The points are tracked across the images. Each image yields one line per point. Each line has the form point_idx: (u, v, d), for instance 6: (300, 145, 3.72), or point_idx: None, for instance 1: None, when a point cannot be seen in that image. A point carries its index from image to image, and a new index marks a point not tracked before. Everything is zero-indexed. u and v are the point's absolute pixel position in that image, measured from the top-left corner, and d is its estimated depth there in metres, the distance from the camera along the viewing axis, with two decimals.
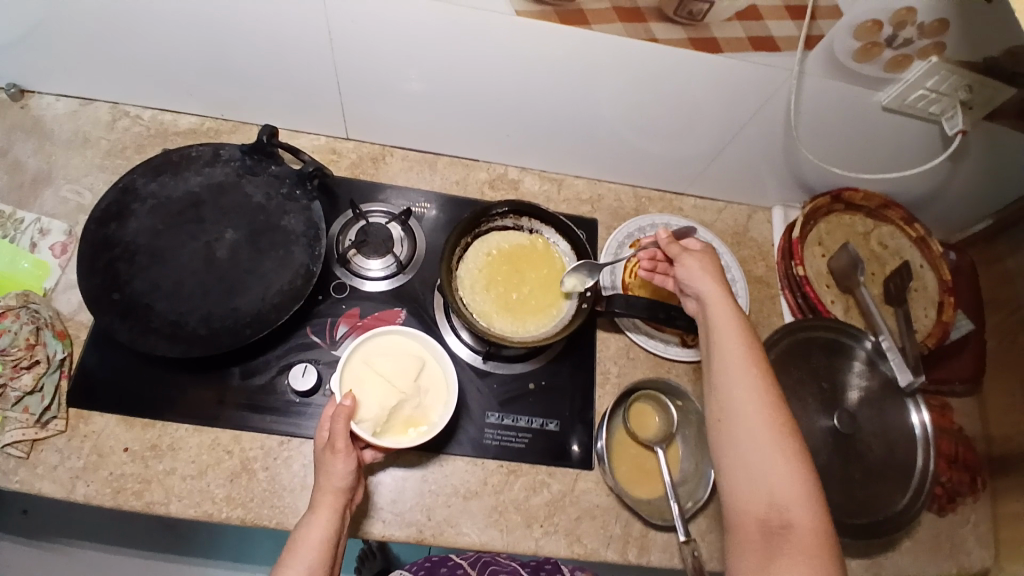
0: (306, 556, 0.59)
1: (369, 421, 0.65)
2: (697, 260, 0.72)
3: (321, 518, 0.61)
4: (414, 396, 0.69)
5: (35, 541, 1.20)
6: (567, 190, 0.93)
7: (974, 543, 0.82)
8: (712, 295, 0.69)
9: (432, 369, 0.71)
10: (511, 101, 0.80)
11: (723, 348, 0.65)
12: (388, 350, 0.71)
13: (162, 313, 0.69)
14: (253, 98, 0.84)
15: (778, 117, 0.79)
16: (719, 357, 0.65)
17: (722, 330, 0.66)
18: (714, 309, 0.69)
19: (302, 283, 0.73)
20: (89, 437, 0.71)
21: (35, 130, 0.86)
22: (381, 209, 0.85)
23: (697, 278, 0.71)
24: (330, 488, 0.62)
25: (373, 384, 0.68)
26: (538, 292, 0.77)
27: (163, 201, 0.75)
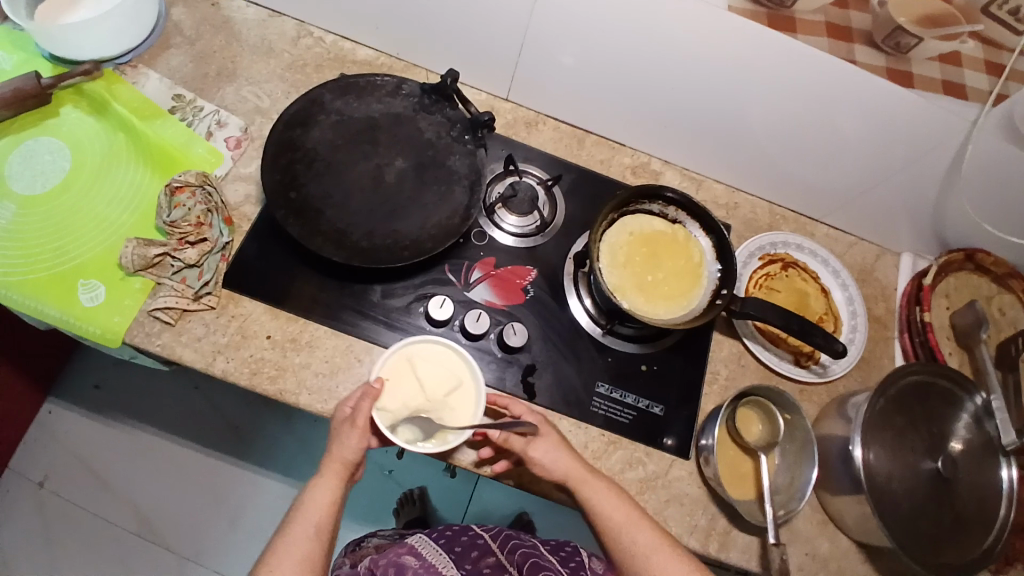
0: (314, 516, 0.64)
1: (388, 411, 0.68)
2: (541, 442, 0.69)
3: (327, 483, 0.66)
4: (436, 408, 0.69)
5: (106, 415, 1.29)
6: (705, 191, 0.94)
7: None
8: (572, 472, 0.68)
9: (467, 393, 0.71)
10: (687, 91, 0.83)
11: (609, 526, 0.66)
12: (438, 358, 0.72)
13: (331, 219, 0.74)
14: (436, 44, 0.88)
15: (932, 165, 0.83)
16: (613, 534, 0.65)
17: (602, 506, 0.67)
18: (580, 484, 0.68)
19: (458, 222, 0.76)
20: (237, 318, 0.76)
21: (225, 29, 0.92)
22: (536, 171, 0.89)
23: (551, 461, 0.69)
24: (339, 457, 0.66)
25: (409, 383, 0.70)
26: (672, 280, 0.80)
27: (345, 119, 0.79)
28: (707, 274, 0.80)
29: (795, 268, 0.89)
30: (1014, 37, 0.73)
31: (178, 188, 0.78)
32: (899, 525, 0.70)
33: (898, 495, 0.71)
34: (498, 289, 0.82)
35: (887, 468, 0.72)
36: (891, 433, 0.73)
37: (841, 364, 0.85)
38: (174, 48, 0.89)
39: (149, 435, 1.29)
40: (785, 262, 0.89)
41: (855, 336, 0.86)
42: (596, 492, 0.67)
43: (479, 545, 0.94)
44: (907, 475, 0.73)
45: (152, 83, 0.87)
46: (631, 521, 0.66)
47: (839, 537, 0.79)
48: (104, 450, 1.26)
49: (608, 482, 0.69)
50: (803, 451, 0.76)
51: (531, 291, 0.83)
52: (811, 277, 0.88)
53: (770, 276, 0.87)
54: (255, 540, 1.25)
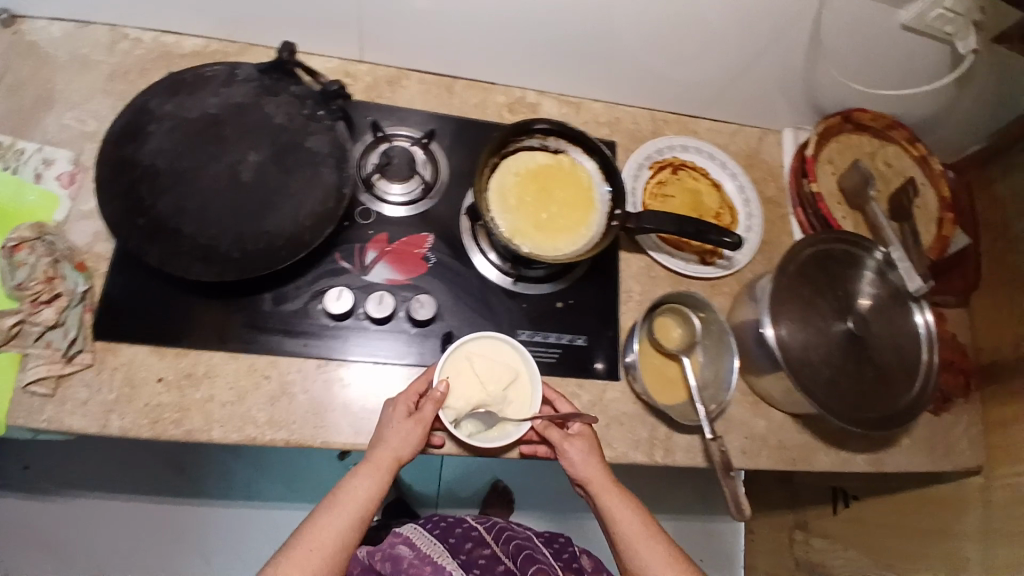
0: (353, 507, 0.63)
1: (453, 410, 0.70)
2: (577, 445, 0.71)
3: (371, 477, 0.64)
4: (497, 402, 0.72)
5: (34, 496, 1.19)
6: (586, 113, 0.92)
7: (966, 442, 0.94)
8: (599, 479, 0.69)
9: (522, 384, 0.73)
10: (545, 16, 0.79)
11: (624, 534, 0.68)
12: (494, 352, 0.74)
13: (191, 235, 0.68)
14: (265, 18, 0.81)
15: (802, 36, 0.80)
16: (625, 543, 0.67)
17: (620, 517, 0.68)
18: (601, 492, 0.69)
19: (333, 205, 0.71)
20: (120, 369, 0.70)
21: (24, 50, 0.81)
22: (406, 131, 0.85)
23: (579, 468, 0.70)
24: (393, 453, 0.65)
25: (467, 380, 0.71)
26: (568, 211, 0.78)
27: (181, 122, 0.72)
28: (598, 196, 0.79)
29: (684, 169, 0.89)
30: None
31: (14, 245, 0.70)
32: (826, 393, 0.74)
33: (817, 365, 0.74)
34: (397, 265, 0.78)
35: (800, 337, 0.74)
36: (802, 309, 0.75)
37: (744, 252, 0.87)
38: None
39: (91, 501, 1.22)
40: (674, 165, 0.89)
41: (752, 223, 0.88)
42: (616, 504, 0.68)
43: (473, 537, 0.95)
44: (825, 344, 0.76)
45: None
46: (643, 534, 0.68)
47: (774, 413, 0.83)
48: (47, 533, 1.19)
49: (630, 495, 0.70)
50: (724, 343, 0.79)
51: (431, 259, 0.80)
52: (701, 173, 0.90)
53: (662, 184, 0.88)
54: (239, 567, 1.26)
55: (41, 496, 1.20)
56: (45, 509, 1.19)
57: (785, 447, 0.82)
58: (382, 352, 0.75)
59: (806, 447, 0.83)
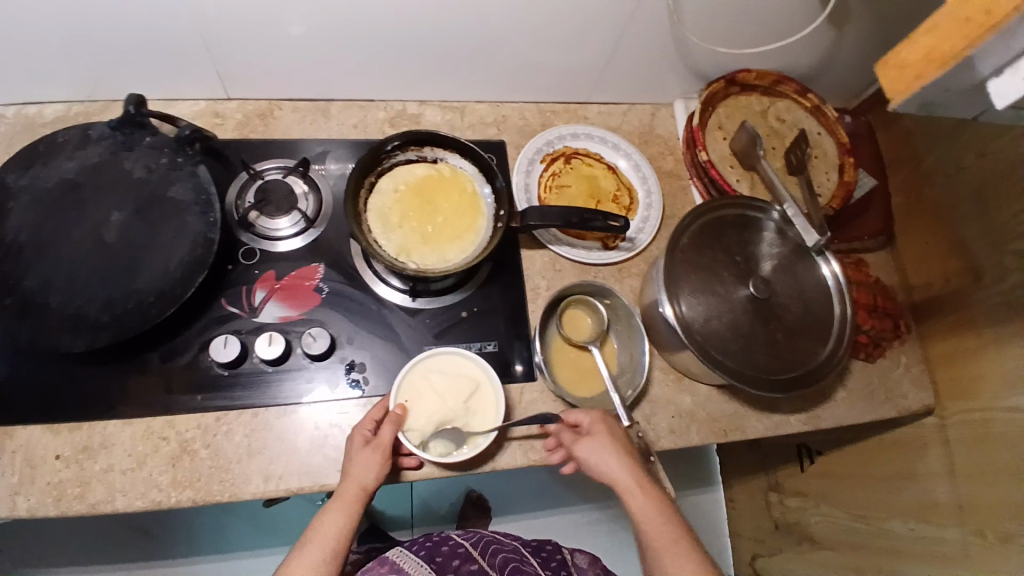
0: (323, 541, 0.65)
1: (415, 431, 0.69)
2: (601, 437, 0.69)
3: (339, 510, 0.65)
4: (459, 416, 0.71)
5: None
6: (471, 115, 0.91)
7: (908, 384, 0.92)
8: (620, 477, 0.67)
9: (483, 394, 0.73)
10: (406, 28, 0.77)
11: (653, 541, 0.65)
12: (452, 366, 0.73)
13: (59, 307, 0.66)
14: (118, 74, 0.79)
15: (660, 8, 0.78)
16: (653, 549, 0.65)
17: (648, 522, 0.65)
18: (627, 495, 0.66)
19: (203, 252, 0.69)
20: (18, 451, 0.68)
21: None
22: (275, 164, 0.82)
23: (602, 469, 0.67)
24: (356, 483, 0.65)
25: (426, 398, 0.71)
26: (453, 220, 0.76)
27: (39, 193, 0.70)
28: (482, 200, 0.78)
29: (577, 157, 0.88)
30: None
31: None
32: (737, 361, 0.73)
33: (725, 335, 0.73)
34: (289, 301, 0.76)
35: (702, 310, 0.73)
36: (700, 281, 0.74)
37: (646, 232, 0.85)
38: None
39: None
40: (567, 155, 0.87)
41: (652, 200, 0.87)
42: (643, 509, 0.65)
43: (461, 553, 0.92)
44: (729, 313, 0.74)
45: None
46: (672, 542, 0.64)
47: (698, 388, 0.82)
48: None
49: (660, 498, 0.67)
50: (632, 326, 0.78)
51: (324, 288, 0.78)
52: (595, 158, 0.88)
53: (557, 175, 0.86)
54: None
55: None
56: None
57: (715, 420, 0.81)
58: (283, 391, 0.73)
59: (738, 417, 0.82)
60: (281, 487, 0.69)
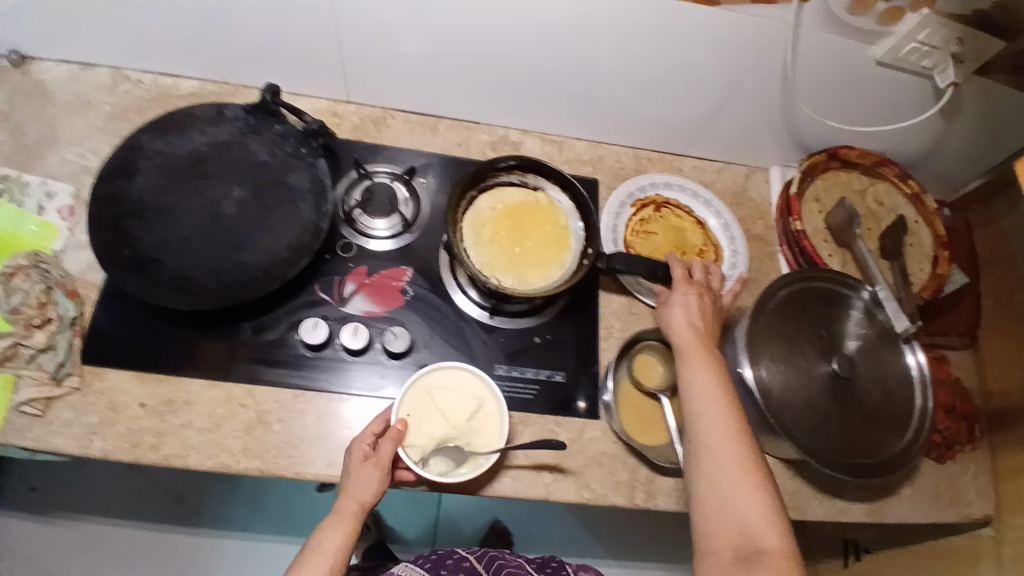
0: (322, 559, 0.62)
1: (416, 447, 0.69)
2: (682, 291, 0.74)
3: (339, 527, 0.63)
4: (463, 435, 0.71)
5: (44, 517, 1.26)
6: (569, 151, 0.93)
7: (977, 496, 0.87)
8: (681, 330, 0.71)
9: (488, 412, 0.72)
10: (529, 59, 0.81)
11: (695, 386, 0.65)
12: (457, 384, 0.73)
13: (170, 267, 0.70)
14: (257, 63, 0.85)
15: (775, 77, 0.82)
16: (692, 393, 0.65)
17: (695, 378, 0.66)
18: (684, 347, 0.69)
19: (310, 239, 0.73)
20: (103, 394, 0.72)
21: (37, 94, 0.86)
22: (384, 168, 0.86)
23: (677, 320, 0.72)
24: (357, 499, 0.64)
25: (430, 414, 0.71)
26: (539, 249, 0.78)
27: (169, 159, 0.75)
28: (568, 229, 0.80)
29: (667, 207, 0.88)
30: None
31: (11, 273, 0.72)
32: (811, 437, 0.71)
33: (802, 408, 0.72)
34: (375, 297, 0.79)
35: (781, 379, 0.72)
36: (783, 349, 0.74)
37: (729, 292, 0.85)
38: None
39: (94, 527, 1.26)
40: (657, 204, 0.88)
41: (738, 261, 0.87)
42: (693, 368, 0.67)
43: (465, 567, 0.86)
44: (809, 386, 0.73)
45: None
46: (713, 390, 0.65)
47: (761, 458, 0.81)
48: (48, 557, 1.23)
49: (718, 369, 0.67)
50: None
51: (410, 291, 0.80)
52: (685, 211, 0.89)
53: (645, 221, 0.87)
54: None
55: (48, 517, 1.26)
56: (50, 531, 1.25)
57: None
58: (357, 382, 0.75)
59: (798, 495, 0.80)
60: None
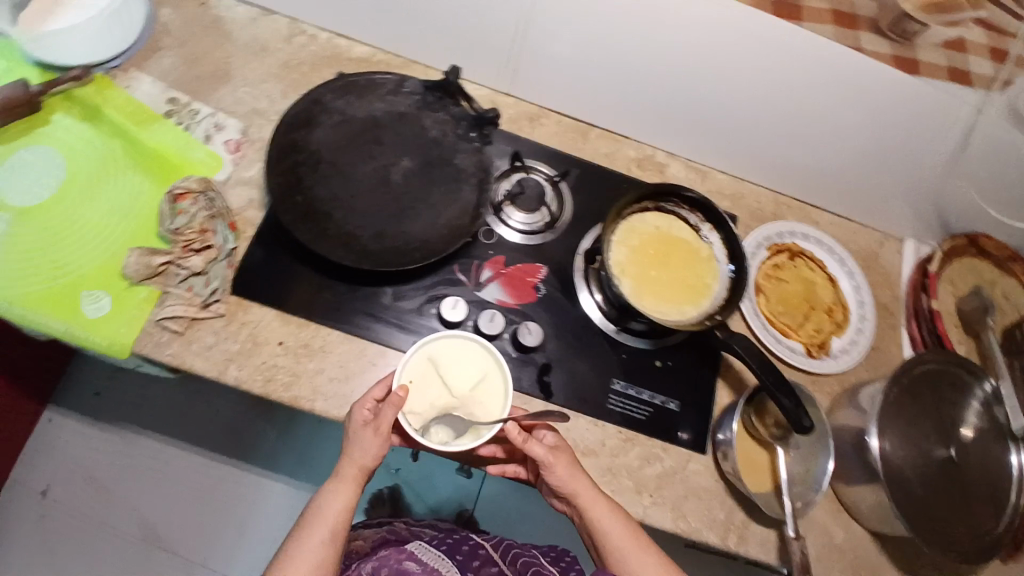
0: (330, 517, 0.67)
1: (416, 414, 0.68)
2: (558, 459, 0.69)
3: (344, 487, 0.68)
4: (464, 404, 0.69)
5: (104, 422, 1.31)
6: (710, 182, 0.93)
7: None
8: (584, 493, 0.69)
9: (494, 383, 0.71)
10: (708, 88, 0.83)
11: (615, 546, 0.68)
12: (461, 353, 0.72)
13: (340, 223, 0.74)
14: (436, 42, 0.87)
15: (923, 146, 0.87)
16: (617, 553, 0.68)
17: (610, 529, 0.68)
18: (590, 505, 0.69)
19: (469, 221, 0.76)
20: (246, 325, 0.74)
21: (215, 28, 0.88)
22: (543, 166, 0.87)
23: (568, 482, 0.69)
24: (359, 462, 0.68)
25: (433, 381, 0.70)
26: (672, 284, 0.77)
27: (348, 119, 0.79)
28: (716, 279, 0.78)
29: (802, 257, 0.89)
30: (1008, 29, 0.78)
31: (180, 195, 0.75)
32: (909, 510, 0.71)
33: (906, 479, 0.73)
34: (509, 288, 0.81)
35: (891, 447, 0.73)
36: (896, 420, 0.74)
37: (848, 357, 0.86)
38: (165, 49, 0.86)
39: (147, 443, 1.30)
40: (792, 251, 0.89)
41: (865, 326, 0.89)
42: (609, 524, 0.68)
43: (481, 555, 0.91)
44: (914, 461, 0.74)
45: (144, 86, 0.83)
46: (632, 536, 0.69)
47: (852, 525, 0.81)
48: (99, 462, 1.28)
49: (618, 507, 0.70)
50: (817, 440, 0.78)
51: (542, 289, 0.82)
52: (818, 265, 0.90)
53: (779, 267, 0.88)
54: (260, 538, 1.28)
55: (109, 423, 1.31)
56: (108, 436, 1.30)
57: (859, 563, 0.79)
58: None
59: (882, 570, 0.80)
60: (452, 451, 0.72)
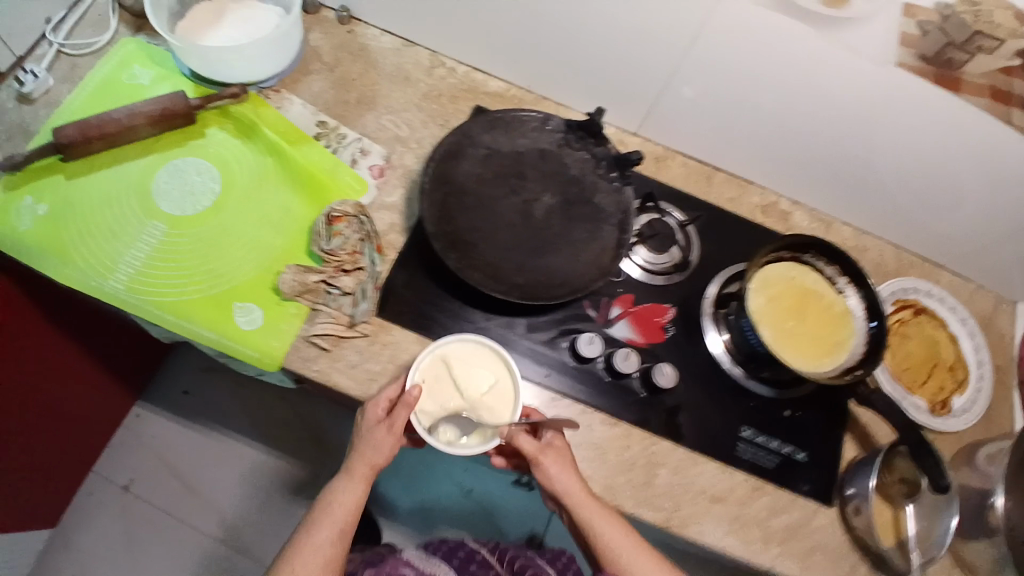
0: (337, 514, 0.71)
1: (427, 413, 0.71)
2: (550, 457, 0.71)
3: (354, 485, 0.71)
4: (473, 406, 0.71)
5: (189, 419, 1.35)
6: (835, 234, 0.96)
7: None
8: (575, 492, 0.71)
9: (505, 390, 0.72)
10: (843, 140, 0.84)
11: (607, 545, 0.70)
12: (475, 357, 0.74)
13: (489, 253, 0.75)
14: (571, 81, 0.90)
15: None
16: (610, 552, 0.70)
17: (604, 530, 0.70)
18: (581, 506, 0.70)
19: (610, 260, 0.77)
20: (387, 346, 0.76)
21: (361, 56, 0.92)
22: (675, 210, 0.88)
23: (563, 480, 0.70)
24: (369, 462, 0.71)
25: (446, 383, 0.72)
26: (809, 334, 0.79)
27: (495, 152, 0.81)
28: (852, 332, 0.79)
29: (925, 314, 0.91)
30: None
31: (336, 217, 0.78)
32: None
33: None
34: (637, 326, 0.82)
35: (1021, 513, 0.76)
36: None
37: (962, 418, 0.87)
38: (314, 73, 0.89)
39: (230, 444, 1.34)
40: (917, 308, 0.91)
41: (981, 385, 0.90)
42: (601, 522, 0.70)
43: (478, 559, 1.01)
44: None
45: (295, 108, 0.86)
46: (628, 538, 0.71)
47: None
48: (180, 459, 1.33)
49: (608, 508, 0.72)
50: (937, 501, 0.77)
51: (669, 331, 0.83)
52: (940, 322, 0.92)
53: (903, 322, 0.90)
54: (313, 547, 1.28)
55: (195, 421, 1.35)
56: (193, 435, 1.34)
57: None
58: (614, 405, 0.78)
59: None
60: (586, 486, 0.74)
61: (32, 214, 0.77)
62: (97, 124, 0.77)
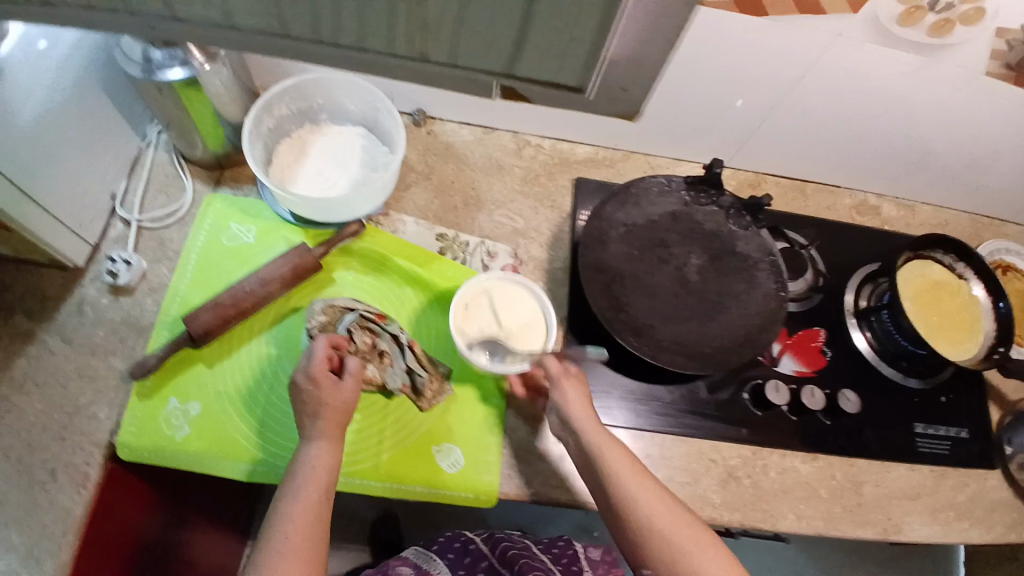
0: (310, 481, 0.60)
1: (467, 336, 0.73)
2: (571, 389, 0.69)
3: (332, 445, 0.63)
4: (508, 334, 0.73)
5: None
6: (922, 216, 1.02)
7: None
8: (592, 429, 0.66)
9: (540, 330, 0.74)
10: (924, 140, 0.89)
11: (624, 493, 0.62)
12: (515, 295, 0.76)
13: (666, 330, 0.76)
14: (661, 133, 0.92)
15: None
16: (624, 499, 0.62)
17: (620, 473, 0.63)
18: (602, 445, 0.64)
19: (774, 306, 0.79)
20: None
21: (450, 155, 0.91)
22: (794, 234, 0.92)
23: (577, 411, 0.67)
24: (332, 406, 0.63)
25: (484, 312, 0.74)
26: (951, 324, 0.86)
27: (631, 228, 0.81)
28: (981, 313, 0.87)
29: (1011, 272, 0.97)
30: None
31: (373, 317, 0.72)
32: None
33: None
34: (800, 357, 0.85)
35: None
36: None
37: None
38: (413, 185, 0.87)
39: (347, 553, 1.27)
40: (1002, 267, 0.97)
41: None
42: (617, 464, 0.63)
43: (471, 551, 0.84)
44: None
45: (411, 227, 0.84)
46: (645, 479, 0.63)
47: None
48: None
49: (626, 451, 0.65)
50: None
51: (827, 353, 0.87)
52: None
53: None
54: None
55: None
56: None
57: None
58: (806, 440, 0.81)
59: None
60: (808, 525, 0.77)
61: (185, 416, 0.71)
62: (231, 302, 0.72)
